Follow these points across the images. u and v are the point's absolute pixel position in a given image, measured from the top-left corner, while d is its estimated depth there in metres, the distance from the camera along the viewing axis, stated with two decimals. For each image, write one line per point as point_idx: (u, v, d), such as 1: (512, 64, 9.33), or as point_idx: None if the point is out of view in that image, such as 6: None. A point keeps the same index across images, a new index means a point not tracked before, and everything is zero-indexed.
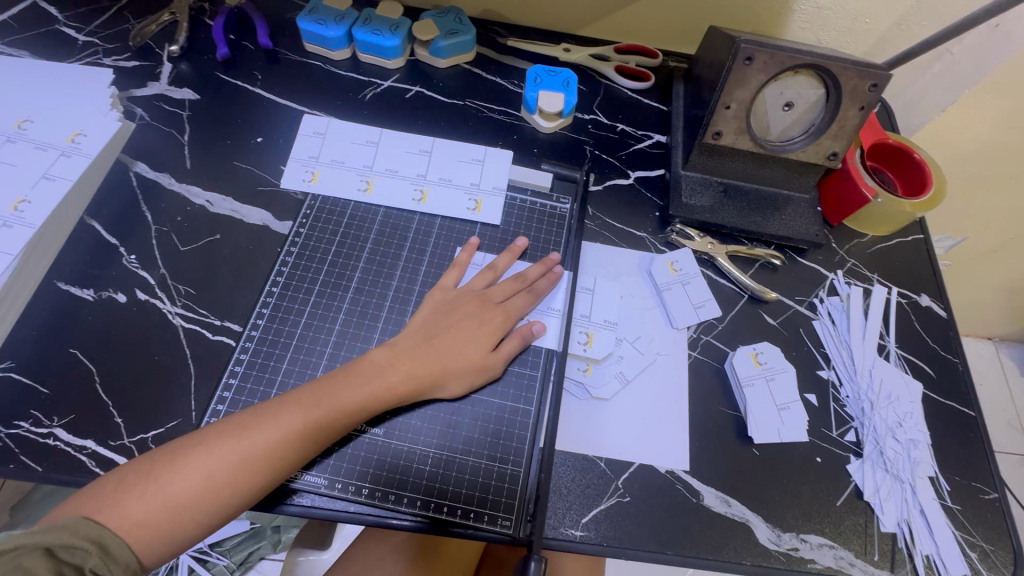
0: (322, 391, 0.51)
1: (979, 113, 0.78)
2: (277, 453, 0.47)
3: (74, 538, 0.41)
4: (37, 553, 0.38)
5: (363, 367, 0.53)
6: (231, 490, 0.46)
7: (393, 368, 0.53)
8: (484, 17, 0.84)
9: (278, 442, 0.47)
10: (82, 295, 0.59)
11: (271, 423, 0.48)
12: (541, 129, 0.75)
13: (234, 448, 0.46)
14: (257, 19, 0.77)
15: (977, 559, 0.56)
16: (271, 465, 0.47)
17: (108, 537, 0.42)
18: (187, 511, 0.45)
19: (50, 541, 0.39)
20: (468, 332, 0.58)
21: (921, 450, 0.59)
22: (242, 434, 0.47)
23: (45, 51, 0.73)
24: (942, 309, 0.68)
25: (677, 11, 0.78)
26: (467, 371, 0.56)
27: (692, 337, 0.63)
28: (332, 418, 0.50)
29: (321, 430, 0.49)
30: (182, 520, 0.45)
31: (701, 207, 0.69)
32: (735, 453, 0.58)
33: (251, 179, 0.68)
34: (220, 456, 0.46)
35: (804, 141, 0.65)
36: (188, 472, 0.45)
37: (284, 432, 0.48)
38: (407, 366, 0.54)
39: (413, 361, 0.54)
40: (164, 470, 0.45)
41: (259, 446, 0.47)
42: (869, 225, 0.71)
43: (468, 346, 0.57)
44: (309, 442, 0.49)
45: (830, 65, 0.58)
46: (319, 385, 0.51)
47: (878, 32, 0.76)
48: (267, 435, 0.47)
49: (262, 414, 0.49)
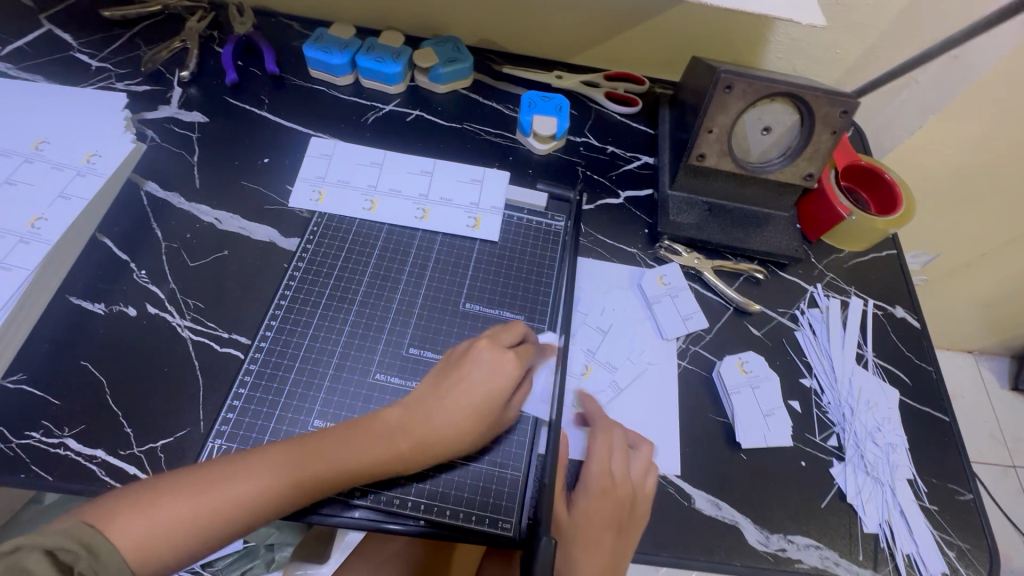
0: (332, 448, 0.49)
1: (944, 138, 0.83)
2: (275, 500, 0.46)
3: (69, 541, 0.38)
4: (36, 552, 0.36)
5: (376, 424, 0.51)
6: (226, 526, 0.44)
7: (406, 429, 0.51)
8: (480, 45, 0.88)
9: (277, 489, 0.46)
10: (93, 309, 0.61)
11: (275, 470, 0.46)
12: (536, 151, 0.79)
13: (246, 488, 0.45)
14: (264, 47, 0.81)
15: (955, 557, 0.58)
16: (266, 514, 0.46)
17: (100, 544, 0.40)
18: (178, 541, 0.42)
19: (49, 542, 0.37)
20: (478, 383, 0.54)
21: (900, 453, 0.62)
22: (256, 475, 0.46)
23: (59, 77, 0.76)
24: (916, 320, 0.72)
25: (661, 41, 0.84)
26: (478, 425, 0.53)
27: (681, 347, 0.67)
28: (340, 474, 0.49)
29: (321, 486, 0.48)
30: (173, 550, 0.42)
31: (687, 224, 0.73)
32: (724, 458, 0.60)
33: (258, 198, 0.70)
34: (219, 494, 0.44)
35: (782, 163, 0.69)
36: (188, 504, 0.43)
37: (287, 481, 0.46)
38: (419, 431, 0.52)
39: (428, 422, 0.52)
40: (164, 498, 0.43)
41: (261, 492, 0.45)
42: (845, 241, 0.75)
43: (488, 399, 0.54)
44: (306, 495, 0.48)
45: (803, 93, 0.63)
46: (328, 437, 0.50)
47: (848, 61, 0.82)
48: (269, 480, 0.46)
49: (268, 456, 0.47)
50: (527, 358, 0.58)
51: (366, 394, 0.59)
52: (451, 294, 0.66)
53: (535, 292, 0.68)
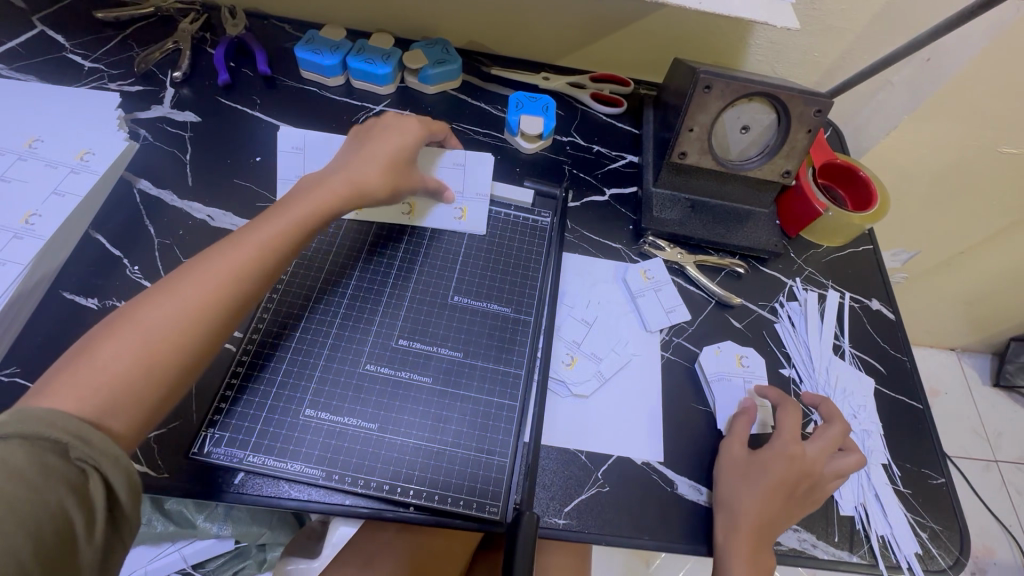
0: (256, 229, 0.55)
1: (917, 138, 0.86)
2: (206, 329, 0.49)
3: (47, 429, 0.39)
4: (12, 442, 0.37)
5: (287, 201, 0.59)
6: (166, 352, 0.47)
7: (337, 177, 0.61)
8: (469, 48, 0.90)
9: (209, 294, 0.50)
10: (86, 304, 0.62)
11: (202, 274, 0.51)
12: (523, 150, 0.81)
13: (198, 292, 0.50)
14: (256, 48, 0.82)
15: (927, 539, 0.60)
16: (208, 288, 0.50)
17: (88, 431, 0.40)
18: (124, 382, 0.45)
19: (25, 431, 0.38)
20: (395, 138, 0.66)
21: (874, 439, 0.65)
22: (199, 281, 0.51)
23: (52, 77, 0.77)
24: (891, 312, 0.75)
25: (645, 44, 0.86)
26: (397, 167, 0.65)
27: (664, 338, 0.69)
28: (274, 241, 0.55)
29: (258, 259, 0.54)
30: (120, 386, 0.45)
31: (670, 221, 0.75)
32: (706, 445, 0.62)
33: (250, 195, 0.72)
34: (149, 324, 0.47)
35: (760, 161, 0.72)
36: (119, 344, 0.46)
37: (225, 268, 0.52)
38: (348, 174, 0.62)
39: (353, 171, 0.62)
40: (93, 348, 0.45)
41: (186, 321, 0.48)
42: (823, 237, 0.78)
43: (407, 147, 0.66)
44: (247, 266, 0.53)
45: (779, 93, 0.65)
46: (247, 230, 0.56)
47: (825, 64, 0.85)
48: (197, 294, 0.50)
49: (183, 279, 0.50)
50: (430, 128, 0.70)
51: (357, 382, 0.60)
52: (440, 287, 0.68)
53: (521, 285, 0.69)
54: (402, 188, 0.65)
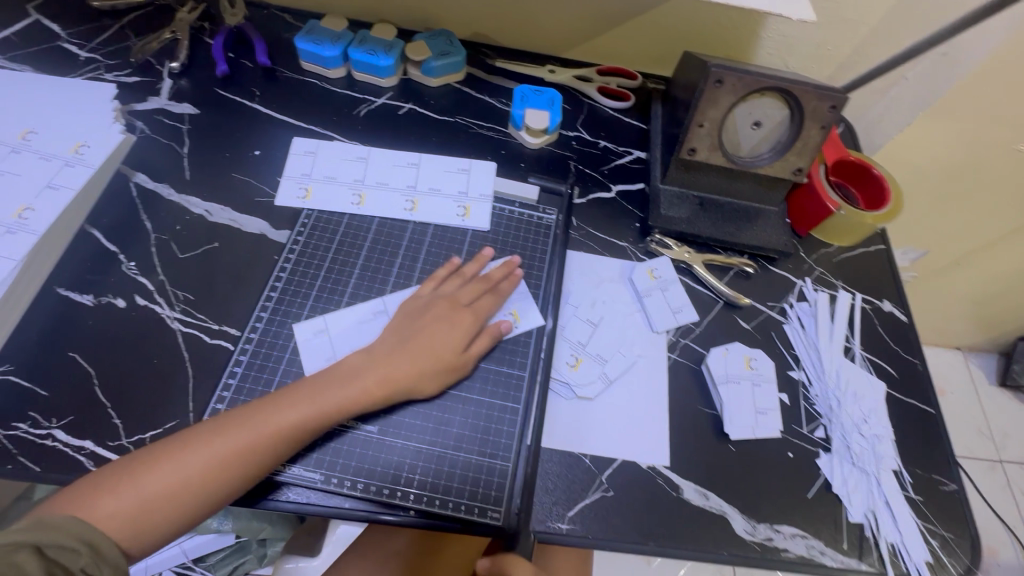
0: (316, 387, 0.54)
1: (931, 136, 0.84)
2: (236, 473, 0.49)
3: (64, 536, 0.43)
4: (27, 550, 0.41)
5: (343, 368, 0.56)
6: (197, 492, 0.48)
7: (373, 368, 0.57)
8: (473, 39, 0.88)
9: (251, 443, 0.50)
10: (81, 300, 0.60)
11: (249, 421, 0.51)
12: (528, 145, 0.79)
13: (238, 437, 0.50)
14: (255, 38, 0.80)
15: (939, 546, 0.59)
16: (246, 461, 0.50)
17: (100, 542, 0.45)
18: (157, 510, 0.47)
19: (41, 539, 0.42)
20: (440, 333, 0.60)
21: (885, 444, 0.63)
22: (242, 427, 0.51)
23: (47, 67, 0.75)
24: (903, 314, 0.73)
25: (653, 36, 0.84)
26: (444, 365, 0.59)
27: (671, 339, 0.67)
28: (330, 411, 0.53)
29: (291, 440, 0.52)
30: (155, 512, 0.47)
31: (678, 218, 0.73)
32: (713, 449, 0.61)
33: (249, 190, 0.70)
34: (191, 462, 0.48)
35: (771, 158, 0.70)
36: (162, 475, 0.48)
37: (265, 422, 0.51)
38: (386, 369, 0.57)
39: (393, 364, 0.57)
40: (141, 471, 0.48)
41: (224, 459, 0.49)
42: (834, 236, 0.76)
43: (451, 328, 0.60)
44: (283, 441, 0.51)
45: (793, 88, 0.63)
46: (306, 385, 0.54)
47: (837, 58, 0.82)
48: (237, 440, 0.50)
49: (232, 420, 0.51)
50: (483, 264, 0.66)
51: None
52: None
53: (526, 282, 0.68)
54: (452, 379, 0.59)
